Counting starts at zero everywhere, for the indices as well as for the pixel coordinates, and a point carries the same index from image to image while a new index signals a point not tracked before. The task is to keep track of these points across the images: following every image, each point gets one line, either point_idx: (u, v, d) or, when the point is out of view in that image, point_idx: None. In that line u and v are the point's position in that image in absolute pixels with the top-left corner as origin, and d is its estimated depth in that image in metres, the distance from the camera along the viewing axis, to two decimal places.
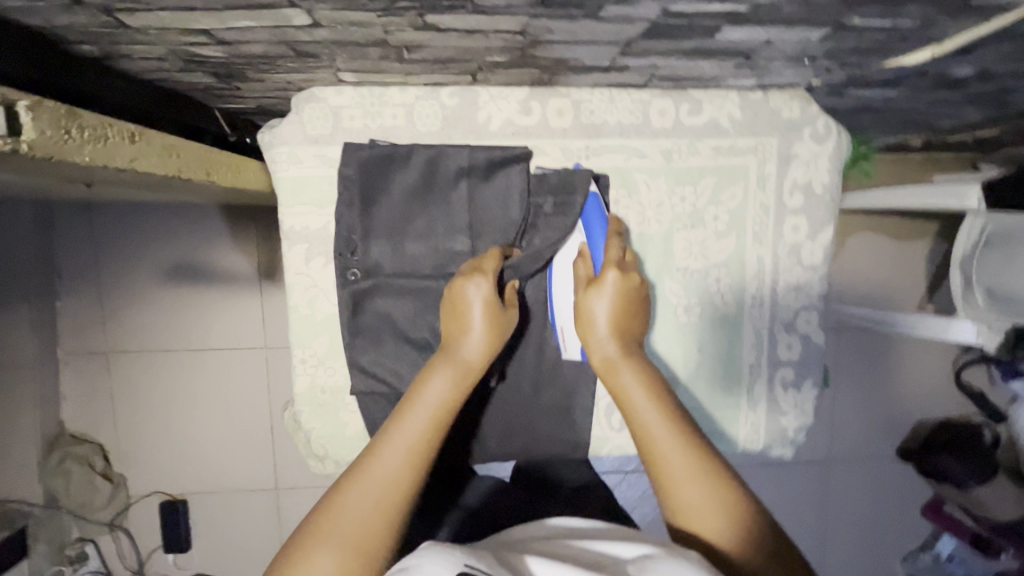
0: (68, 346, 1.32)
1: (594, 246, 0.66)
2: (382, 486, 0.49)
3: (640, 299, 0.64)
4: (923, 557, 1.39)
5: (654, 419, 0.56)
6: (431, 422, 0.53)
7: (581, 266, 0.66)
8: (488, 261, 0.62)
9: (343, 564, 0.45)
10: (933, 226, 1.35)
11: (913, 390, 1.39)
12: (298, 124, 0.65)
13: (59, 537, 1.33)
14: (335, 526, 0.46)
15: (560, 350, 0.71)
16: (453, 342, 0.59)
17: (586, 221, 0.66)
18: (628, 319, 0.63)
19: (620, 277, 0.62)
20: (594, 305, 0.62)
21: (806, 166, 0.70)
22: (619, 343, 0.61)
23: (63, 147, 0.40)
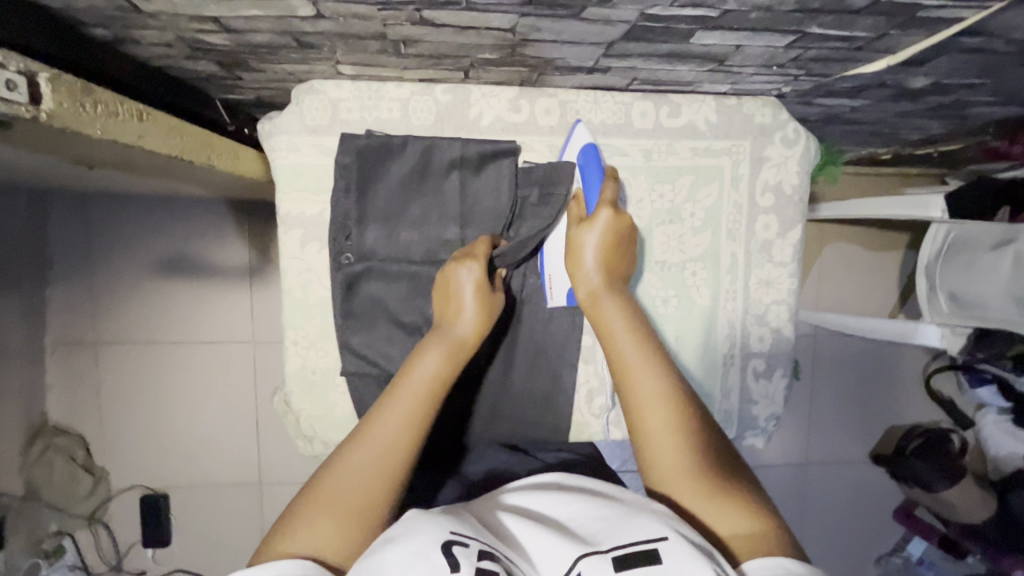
0: (54, 335, 1.32)
1: (588, 191, 0.67)
2: (377, 454, 0.51)
3: (628, 240, 0.66)
4: (894, 559, 1.45)
5: (630, 353, 0.58)
6: (426, 393, 0.55)
7: (575, 208, 0.67)
8: (478, 246, 0.66)
9: (340, 527, 0.48)
10: (904, 236, 1.42)
11: (887, 394, 1.45)
12: (298, 115, 0.68)
13: (36, 530, 1.28)
14: (332, 495, 0.49)
15: (546, 300, 0.73)
16: (446, 321, 0.62)
17: (581, 166, 0.68)
18: (615, 256, 0.64)
19: (611, 217, 0.63)
20: (584, 239, 0.64)
21: (777, 168, 0.75)
22: (605, 278, 0.63)
23: (80, 118, 0.44)
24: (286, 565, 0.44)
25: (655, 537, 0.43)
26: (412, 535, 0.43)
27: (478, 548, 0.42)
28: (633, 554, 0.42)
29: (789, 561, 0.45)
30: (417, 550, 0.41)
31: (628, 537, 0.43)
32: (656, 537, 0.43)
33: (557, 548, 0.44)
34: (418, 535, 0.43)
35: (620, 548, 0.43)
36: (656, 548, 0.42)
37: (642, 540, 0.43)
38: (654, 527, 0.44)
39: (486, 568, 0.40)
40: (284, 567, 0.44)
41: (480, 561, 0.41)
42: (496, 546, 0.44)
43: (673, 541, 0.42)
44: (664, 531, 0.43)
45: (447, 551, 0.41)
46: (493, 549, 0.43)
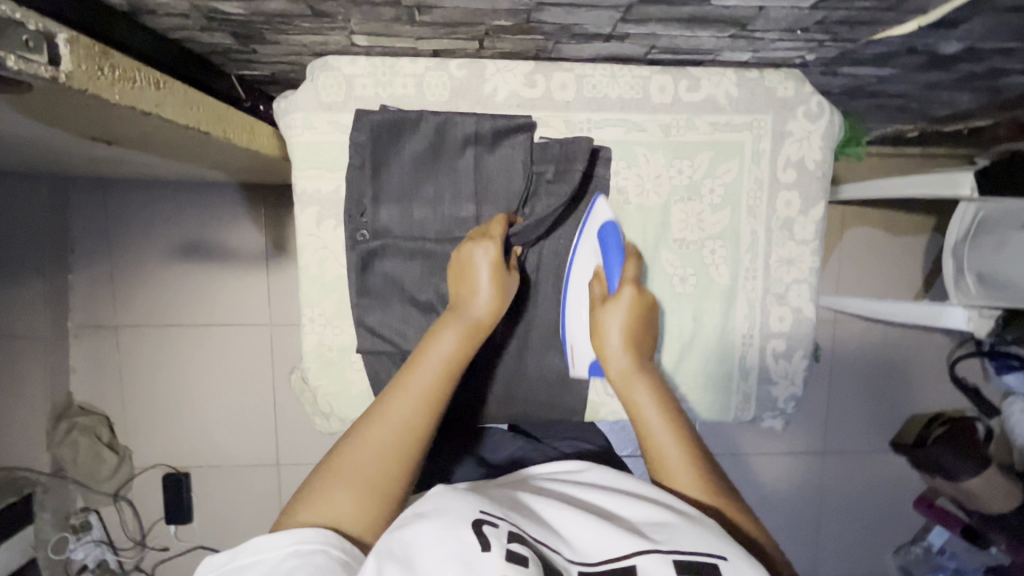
0: (78, 316, 1.35)
1: (610, 270, 0.69)
2: (395, 428, 0.51)
3: (650, 318, 0.68)
4: (915, 549, 1.44)
5: (659, 431, 0.58)
6: (442, 373, 0.56)
7: (597, 286, 0.70)
8: (495, 225, 0.65)
9: (359, 500, 0.47)
10: (929, 219, 1.38)
11: (909, 381, 1.42)
12: (312, 91, 0.68)
13: (65, 506, 1.36)
14: (350, 468, 0.49)
15: (569, 367, 0.75)
16: (461, 302, 0.62)
17: (601, 245, 0.69)
18: (640, 335, 0.66)
19: (634, 294, 0.66)
20: (609, 319, 0.66)
21: (800, 143, 0.73)
22: (632, 357, 0.64)
23: (98, 83, 0.44)
24: (307, 533, 0.43)
25: (714, 553, 0.43)
26: (451, 510, 0.42)
27: (507, 530, 0.42)
28: (691, 564, 0.42)
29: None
30: (455, 525, 0.41)
31: (688, 546, 0.43)
32: (717, 554, 0.43)
33: (608, 538, 0.44)
34: (456, 511, 0.42)
35: (678, 553, 0.43)
36: (717, 564, 0.42)
37: (701, 552, 0.43)
38: (713, 544, 0.44)
39: (517, 550, 0.40)
40: (305, 536, 0.43)
41: (510, 543, 0.41)
42: (526, 529, 0.43)
43: (734, 562, 0.43)
44: (725, 550, 0.44)
45: (478, 530, 0.41)
46: (522, 530, 0.43)
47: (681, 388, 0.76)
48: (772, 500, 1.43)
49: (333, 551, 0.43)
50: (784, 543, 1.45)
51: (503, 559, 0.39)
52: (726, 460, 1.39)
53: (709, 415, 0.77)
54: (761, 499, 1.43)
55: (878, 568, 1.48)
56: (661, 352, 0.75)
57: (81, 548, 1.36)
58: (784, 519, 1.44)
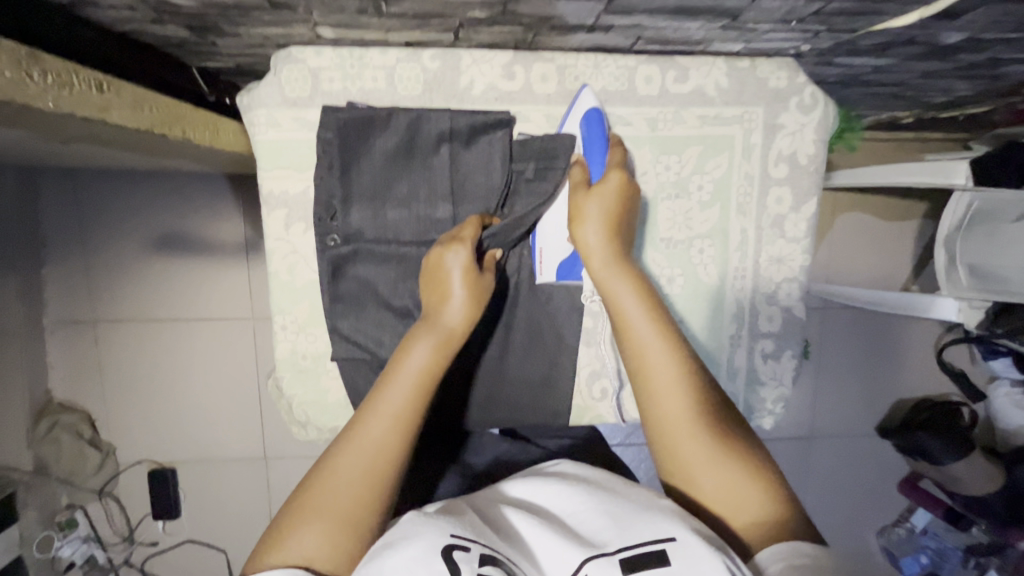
0: (52, 312, 1.31)
1: (590, 156, 0.62)
2: (366, 455, 0.49)
3: (634, 208, 0.61)
4: (899, 530, 1.44)
5: (648, 336, 0.56)
6: (416, 388, 0.53)
7: (577, 171, 0.62)
8: (467, 229, 0.62)
9: (331, 535, 0.46)
10: (922, 204, 1.36)
11: (896, 368, 1.41)
12: (276, 85, 0.63)
13: (50, 503, 1.34)
14: (321, 501, 0.47)
15: (535, 275, 0.70)
16: (433, 310, 0.59)
17: (585, 132, 0.63)
18: (623, 224, 0.60)
19: (621, 181, 0.59)
20: (590, 207, 0.58)
21: (792, 137, 0.69)
22: (616, 249, 0.58)
23: (26, 90, 0.40)
24: None
25: (663, 537, 0.42)
26: (415, 537, 0.43)
27: (478, 553, 0.41)
28: (642, 558, 0.41)
29: (811, 548, 0.45)
30: (419, 553, 0.41)
31: (636, 537, 0.43)
32: (664, 538, 0.42)
33: (563, 547, 0.44)
34: (420, 538, 0.42)
35: (627, 549, 0.42)
36: (665, 549, 0.41)
37: (649, 541, 0.43)
38: (661, 527, 0.43)
39: (489, 575, 0.40)
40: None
41: (482, 567, 0.40)
42: (497, 548, 0.43)
43: (682, 542, 0.42)
44: (672, 530, 0.43)
45: (447, 556, 0.41)
46: (493, 550, 0.42)
47: None
48: None
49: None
50: None
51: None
52: None
53: None
54: None
55: (863, 551, 1.50)
56: None
57: (67, 546, 1.34)
58: None
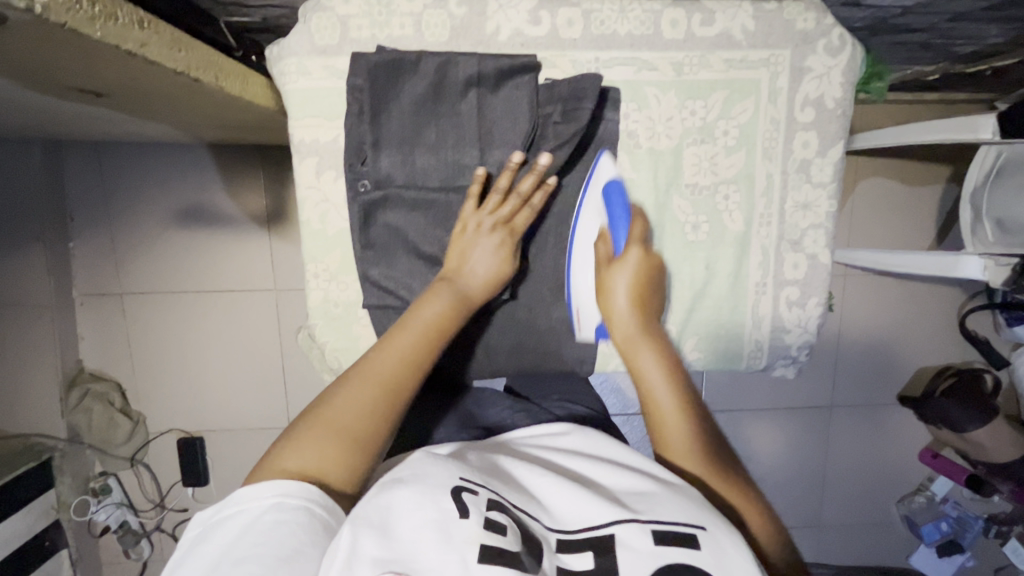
0: (81, 284, 1.34)
1: (615, 231, 0.65)
2: (379, 387, 0.51)
3: (658, 281, 0.65)
4: (919, 498, 1.45)
5: (666, 399, 0.56)
6: (427, 335, 0.56)
7: (602, 247, 0.66)
8: (528, 181, 0.64)
9: (338, 452, 0.47)
10: (946, 167, 1.34)
11: (919, 336, 1.39)
12: (306, 34, 0.64)
13: (84, 470, 1.40)
14: (331, 420, 0.49)
15: (575, 330, 0.74)
16: (453, 272, 0.63)
17: (606, 203, 0.66)
18: (646, 297, 0.63)
19: (641, 256, 0.63)
20: (616, 280, 0.63)
21: (819, 80, 0.69)
22: (639, 320, 0.61)
23: (76, 16, 0.42)
24: (291, 486, 0.44)
25: (694, 524, 0.43)
26: (424, 479, 0.43)
27: (487, 498, 0.43)
28: (671, 534, 0.42)
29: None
30: (428, 491, 0.42)
31: (667, 515, 0.44)
32: (695, 525, 0.43)
33: (587, 506, 0.45)
34: (430, 480, 0.43)
35: (658, 522, 0.43)
36: (695, 535, 0.42)
37: (680, 522, 0.43)
38: (694, 514, 0.44)
39: (496, 519, 0.41)
40: (286, 489, 0.44)
41: (489, 512, 0.42)
42: (506, 497, 0.45)
43: (712, 533, 0.42)
44: (704, 520, 0.43)
45: (456, 496, 0.42)
46: (501, 498, 0.44)
47: (691, 338, 0.75)
48: (778, 454, 1.44)
49: (316, 509, 0.44)
50: (791, 496, 1.47)
51: (482, 526, 0.40)
52: (731, 416, 1.40)
53: (721, 365, 0.77)
54: (766, 454, 1.44)
55: (882, 519, 1.50)
56: (671, 302, 0.74)
57: (102, 511, 1.39)
58: (789, 472, 1.46)
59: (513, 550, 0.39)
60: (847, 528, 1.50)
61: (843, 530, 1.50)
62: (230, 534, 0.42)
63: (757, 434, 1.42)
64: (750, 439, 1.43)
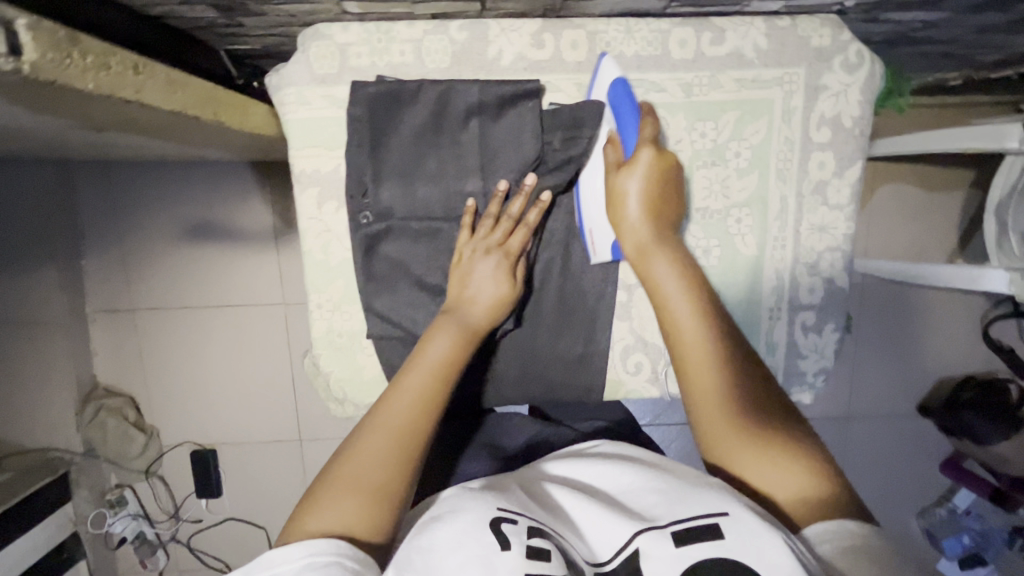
0: (94, 301, 1.36)
1: (623, 131, 0.60)
2: (393, 434, 0.50)
3: (671, 180, 0.62)
4: (939, 511, 1.40)
5: (685, 313, 0.57)
6: (437, 375, 0.54)
7: (610, 152, 0.61)
8: (517, 203, 0.62)
9: (362, 506, 0.46)
10: (969, 172, 1.29)
11: (939, 345, 1.35)
12: (305, 63, 0.63)
13: (99, 484, 1.42)
14: (350, 476, 0.47)
15: (588, 255, 0.69)
16: (456, 303, 0.61)
17: (614, 106, 0.60)
18: (660, 201, 0.61)
19: (653, 156, 0.59)
20: (626, 184, 0.59)
21: (835, 98, 0.66)
22: (652, 228, 0.60)
23: (67, 71, 0.41)
24: (320, 543, 0.42)
25: (715, 512, 0.42)
26: (461, 512, 0.43)
27: (526, 526, 0.42)
28: (695, 533, 0.41)
29: (854, 526, 0.43)
30: (467, 524, 0.42)
31: (687, 512, 0.43)
32: (716, 512, 0.42)
33: (616, 525, 0.45)
34: (467, 512, 0.43)
35: (678, 522, 0.42)
36: (717, 523, 0.41)
37: (701, 514, 0.42)
38: (714, 501, 0.43)
39: (538, 546, 0.40)
40: (318, 546, 0.42)
41: (531, 540, 0.41)
42: (544, 523, 0.44)
43: (735, 517, 0.41)
44: (725, 505, 0.42)
45: (496, 528, 0.41)
46: (542, 525, 0.43)
47: None
48: None
49: (348, 562, 0.42)
50: None
51: (523, 557, 0.39)
52: None
53: None
54: None
55: (902, 532, 1.46)
56: None
57: (118, 522, 1.41)
58: None
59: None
60: None
61: None
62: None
63: None
64: None
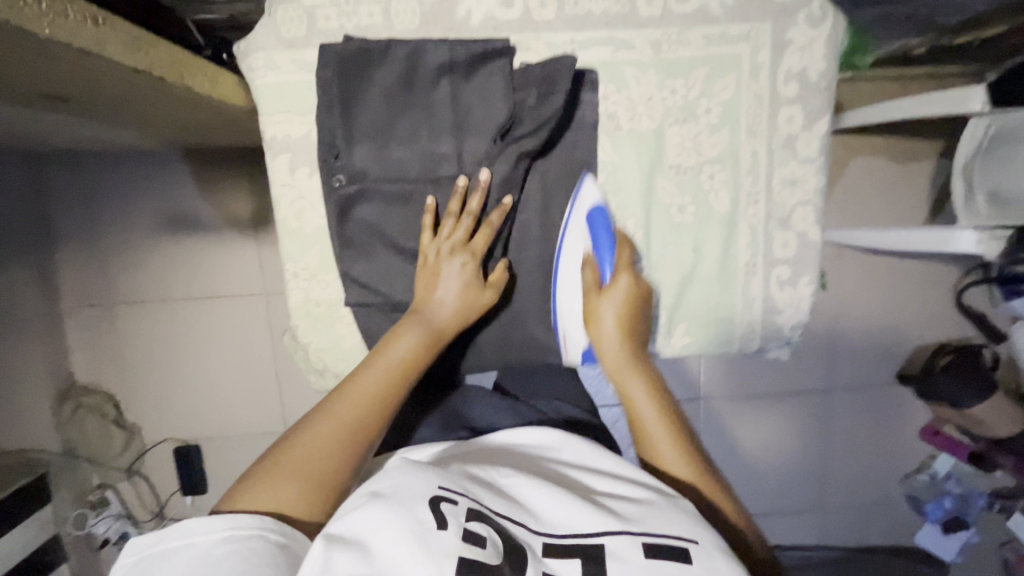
0: (68, 298, 1.33)
1: (600, 254, 0.67)
2: (346, 425, 0.56)
3: (642, 307, 0.68)
4: (921, 476, 1.43)
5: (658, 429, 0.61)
6: (396, 375, 0.60)
7: (588, 273, 0.67)
8: (476, 198, 0.64)
9: (303, 490, 0.51)
10: (938, 141, 1.32)
11: (917, 311, 1.37)
12: (271, 27, 0.63)
13: (81, 483, 1.38)
14: (299, 458, 0.53)
15: (562, 357, 0.74)
16: (420, 304, 0.65)
17: (590, 228, 0.67)
18: (633, 323, 0.66)
19: (630, 282, 0.66)
20: (605, 310, 0.65)
21: (801, 53, 0.67)
22: (628, 348, 0.65)
23: (20, 12, 0.40)
24: (245, 519, 0.47)
25: (686, 537, 0.44)
26: (400, 494, 0.43)
27: (467, 508, 0.43)
28: (661, 547, 0.43)
29: None
30: (407, 505, 0.42)
31: (659, 528, 0.45)
32: (688, 538, 0.44)
33: (570, 513, 0.46)
34: (409, 494, 0.43)
35: (649, 535, 0.44)
36: (688, 548, 0.43)
37: (674, 535, 0.44)
38: (688, 528, 0.45)
39: (476, 530, 0.41)
40: (241, 521, 0.47)
41: (469, 522, 0.42)
42: (486, 503, 0.45)
43: (704, 546, 0.44)
44: (696, 534, 0.45)
45: (436, 508, 0.42)
46: (482, 506, 0.44)
47: (683, 322, 0.73)
48: (778, 436, 1.42)
49: (270, 535, 0.47)
50: (795, 479, 1.45)
51: (461, 540, 0.40)
52: (730, 401, 1.38)
53: (715, 349, 0.75)
54: (768, 437, 1.42)
55: (886, 499, 1.48)
56: (660, 285, 0.72)
57: (101, 523, 1.34)
58: (791, 455, 1.44)
59: (492, 564, 0.40)
60: (852, 509, 1.49)
61: (846, 512, 1.49)
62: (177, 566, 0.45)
63: (756, 418, 1.40)
64: (749, 423, 1.41)
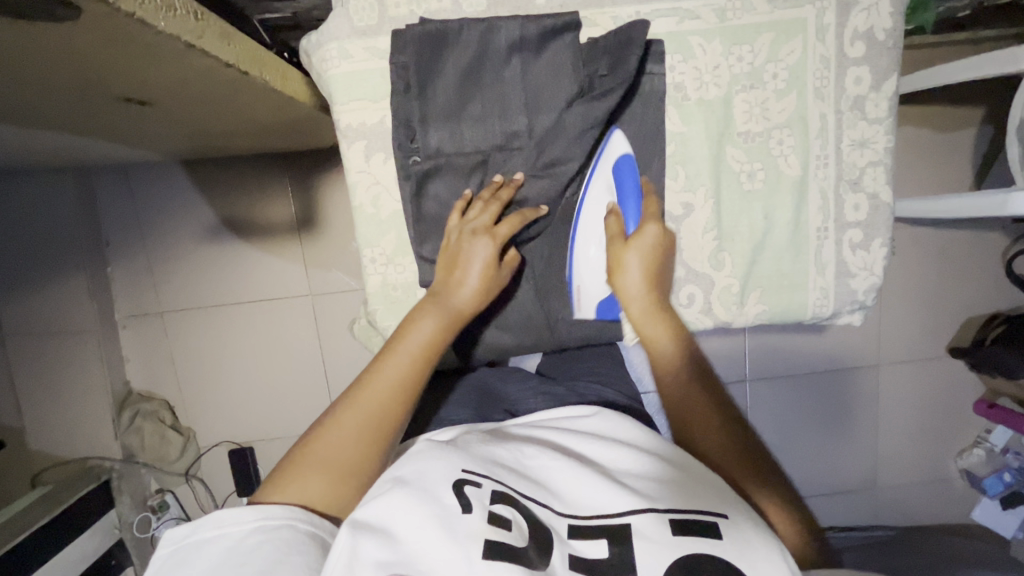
0: (122, 307, 1.35)
1: (627, 206, 0.68)
2: (367, 415, 0.53)
3: (666, 260, 0.68)
4: (976, 451, 1.40)
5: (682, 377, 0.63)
6: (417, 360, 0.58)
7: (614, 221, 0.68)
8: (506, 191, 0.65)
9: (331, 485, 0.50)
10: (982, 106, 1.29)
11: (968, 281, 1.34)
12: (345, 17, 0.64)
13: (140, 489, 1.39)
14: (322, 456, 0.51)
15: (575, 311, 0.74)
16: (442, 287, 0.64)
17: (619, 178, 0.68)
18: (658, 274, 0.67)
19: (659, 233, 0.66)
20: (630, 257, 0.66)
21: (867, 12, 0.66)
22: (650, 293, 0.66)
23: (142, 7, 0.42)
24: (273, 510, 0.46)
25: (716, 512, 0.44)
26: (423, 479, 0.43)
27: (489, 490, 0.43)
28: (689, 522, 0.42)
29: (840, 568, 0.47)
30: (428, 489, 0.42)
31: (686, 505, 0.44)
32: (717, 513, 0.43)
33: (599, 494, 0.45)
34: (428, 478, 0.43)
35: (678, 512, 0.43)
36: (718, 523, 0.42)
37: (703, 510, 0.44)
38: (715, 504, 0.45)
39: (500, 513, 0.41)
40: (271, 512, 0.46)
41: (491, 505, 0.42)
42: (519, 485, 0.45)
43: (734, 520, 0.43)
44: (725, 509, 0.44)
45: (458, 491, 0.42)
46: (507, 489, 0.44)
47: (756, 290, 0.73)
48: (830, 416, 1.39)
49: (300, 525, 0.46)
50: (850, 458, 1.42)
51: (485, 522, 0.40)
52: (780, 380, 1.37)
53: (788, 316, 0.75)
54: (820, 417, 1.39)
55: (940, 475, 1.44)
56: (731, 255, 0.72)
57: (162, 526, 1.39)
58: (845, 434, 1.41)
59: (517, 547, 0.39)
60: (911, 487, 1.45)
61: (904, 490, 1.45)
62: (212, 558, 0.44)
63: (805, 397, 1.38)
64: (801, 403, 1.39)
